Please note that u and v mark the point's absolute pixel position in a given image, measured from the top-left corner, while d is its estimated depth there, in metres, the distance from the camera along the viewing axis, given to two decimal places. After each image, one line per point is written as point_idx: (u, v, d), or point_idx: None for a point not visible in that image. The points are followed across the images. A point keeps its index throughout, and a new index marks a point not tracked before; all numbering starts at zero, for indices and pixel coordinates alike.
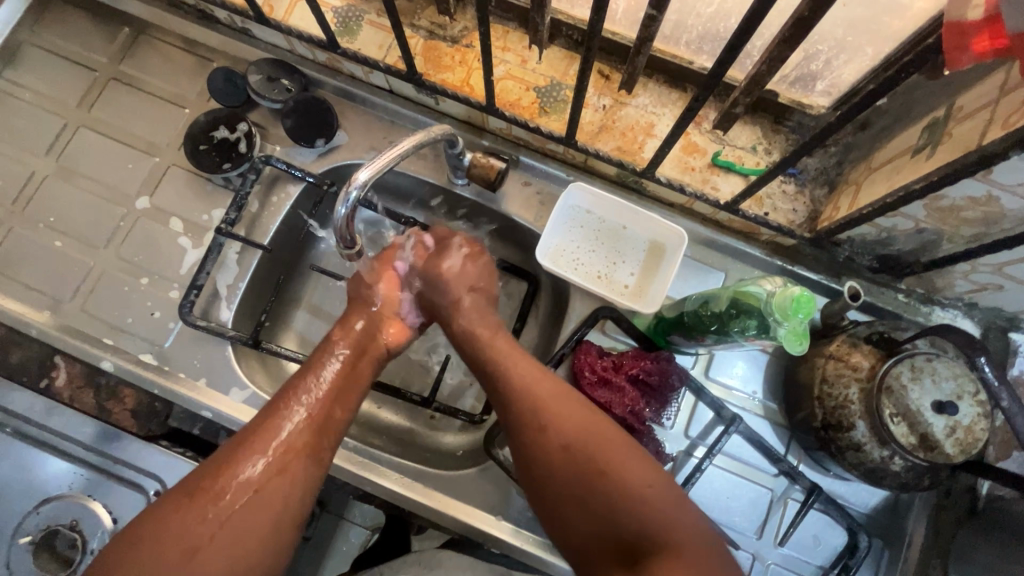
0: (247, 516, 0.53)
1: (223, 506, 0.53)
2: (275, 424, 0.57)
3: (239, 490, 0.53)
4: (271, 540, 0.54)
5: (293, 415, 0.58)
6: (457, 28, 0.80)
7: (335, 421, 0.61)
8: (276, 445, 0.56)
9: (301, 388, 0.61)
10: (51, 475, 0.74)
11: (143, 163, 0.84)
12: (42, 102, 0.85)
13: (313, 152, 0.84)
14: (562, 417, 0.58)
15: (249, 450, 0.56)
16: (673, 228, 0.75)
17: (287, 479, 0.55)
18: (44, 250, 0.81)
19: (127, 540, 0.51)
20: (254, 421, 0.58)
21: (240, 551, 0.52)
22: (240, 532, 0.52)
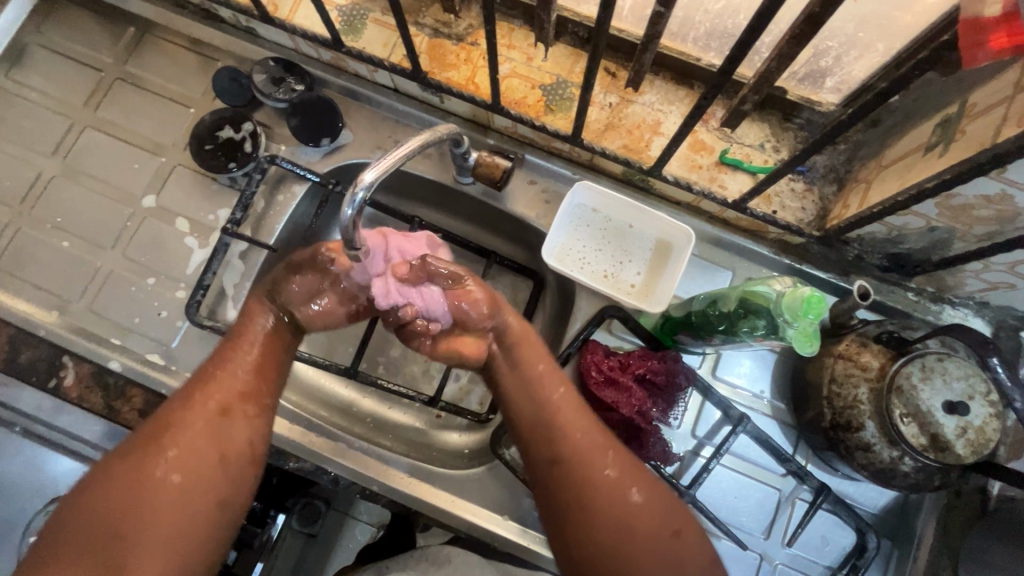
0: (176, 498, 0.57)
1: (152, 492, 0.56)
2: (204, 384, 0.61)
3: (174, 442, 0.58)
4: (202, 486, 0.58)
5: (211, 391, 0.61)
6: (462, 25, 0.79)
7: (259, 377, 0.63)
8: (193, 406, 0.60)
9: (225, 353, 0.64)
10: (62, 474, 0.77)
11: (149, 163, 0.84)
12: (48, 103, 0.85)
13: (318, 151, 0.84)
14: (606, 474, 0.60)
15: (166, 431, 0.59)
16: (680, 228, 0.75)
17: (201, 433, 0.59)
18: (52, 251, 0.81)
19: (81, 490, 0.57)
20: (179, 398, 0.61)
21: (182, 495, 0.57)
22: (178, 483, 0.57)
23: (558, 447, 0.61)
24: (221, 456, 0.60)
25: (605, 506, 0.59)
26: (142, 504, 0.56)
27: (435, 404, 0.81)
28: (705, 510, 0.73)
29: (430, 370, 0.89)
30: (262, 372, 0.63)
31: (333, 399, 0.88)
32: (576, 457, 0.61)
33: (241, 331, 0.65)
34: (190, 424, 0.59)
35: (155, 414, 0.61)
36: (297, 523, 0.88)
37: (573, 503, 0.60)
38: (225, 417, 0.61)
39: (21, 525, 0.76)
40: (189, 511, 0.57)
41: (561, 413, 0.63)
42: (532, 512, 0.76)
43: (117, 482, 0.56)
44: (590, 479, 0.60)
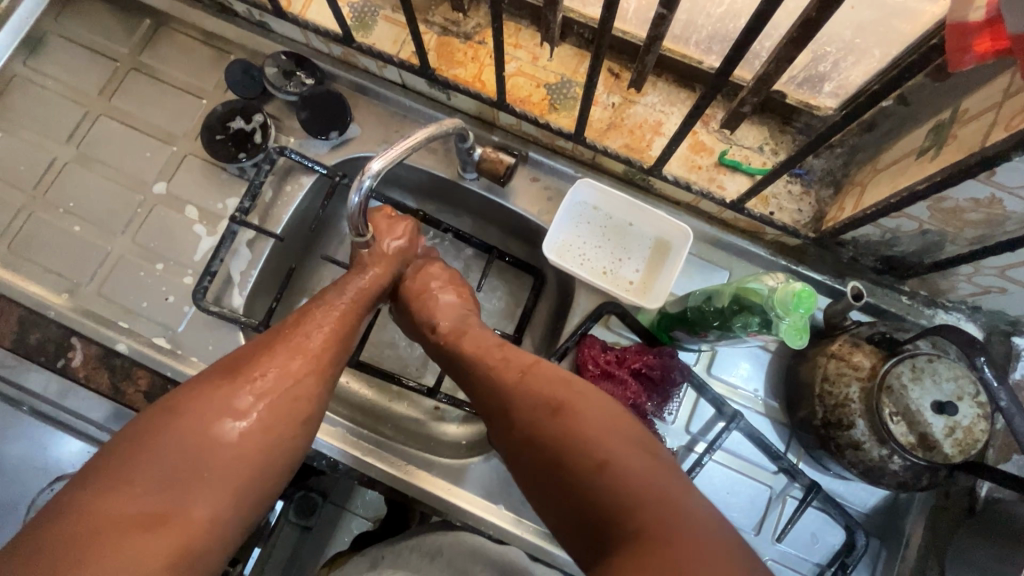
0: (257, 433, 0.55)
1: (235, 424, 0.55)
2: (298, 327, 0.62)
3: (264, 375, 0.57)
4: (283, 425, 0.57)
5: (306, 330, 0.62)
6: (471, 24, 0.81)
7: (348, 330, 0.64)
8: (287, 342, 0.61)
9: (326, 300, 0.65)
10: (66, 454, 0.81)
11: (161, 152, 0.86)
12: (64, 90, 0.87)
13: (326, 144, 0.86)
14: (530, 396, 0.57)
15: (257, 366, 0.58)
16: (678, 226, 0.77)
17: (290, 370, 0.59)
18: (63, 235, 0.83)
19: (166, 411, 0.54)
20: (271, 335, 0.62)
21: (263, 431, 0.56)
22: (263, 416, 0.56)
23: (484, 383, 0.62)
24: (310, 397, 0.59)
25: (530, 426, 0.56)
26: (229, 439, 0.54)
27: (435, 396, 0.81)
28: None
29: (430, 361, 0.91)
30: (342, 330, 0.64)
31: (334, 388, 0.90)
32: (511, 387, 0.59)
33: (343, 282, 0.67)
34: (278, 359, 0.59)
35: (247, 349, 0.61)
36: (293, 515, 0.89)
37: (508, 431, 0.58)
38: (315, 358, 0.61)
39: (26, 497, 0.81)
40: (259, 456, 0.55)
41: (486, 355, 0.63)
42: (527, 503, 0.77)
43: (206, 407, 0.55)
44: (516, 406, 0.58)
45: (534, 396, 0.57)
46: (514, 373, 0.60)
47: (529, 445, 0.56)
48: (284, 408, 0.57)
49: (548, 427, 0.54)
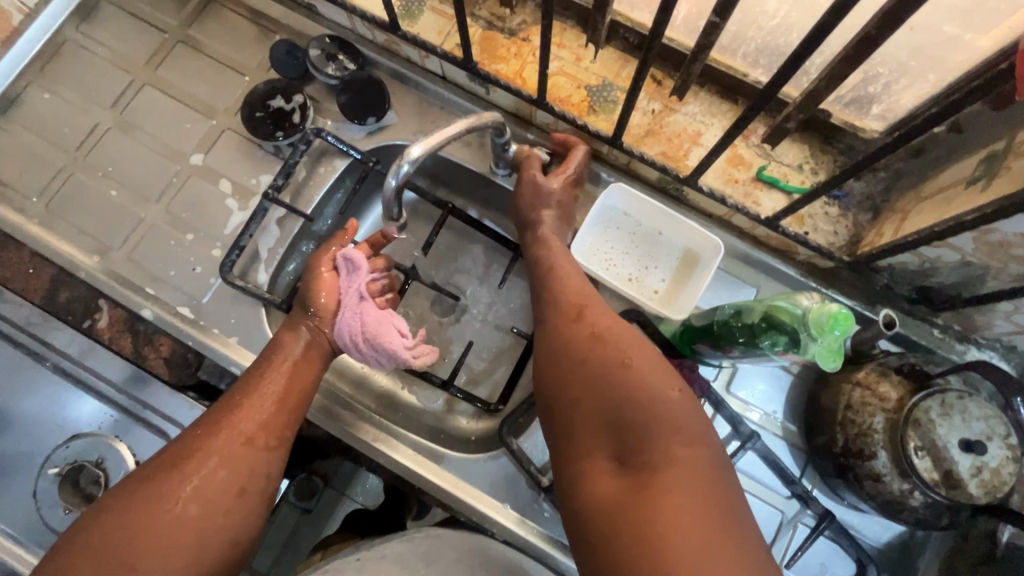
0: (189, 522, 0.59)
1: (170, 516, 0.59)
2: (236, 408, 0.66)
3: (201, 461, 0.62)
4: (226, 510, 0.61)
5: (249, 412, 0.66)
6: (516, 21, 0.81)
7: (286, 412, 0.68)
8: (227, 426, 0.65)
9: (259, 379, 0.69)
10: (84, 414, 0.79)
11: (200, 125, 0.87)
12: (112, 57, 0.89)
13: (362, 129, 0.86)
14: (593, 334, 0.59)
15: (193, 455, 0.62)
16: (709, 239, 0.76)
17: (229, 457, 0.63)
18: (100, 199, 0.85)
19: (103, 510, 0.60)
20: (212, 417, 0.66)
21: (198, 520, 0.60)
22: (200, 502, 0.60)
23: (550, 313, 0.65)
24: (249, 477, 0.64)
25: (573, 365, 0.58)
26: (161, 531, 0.58)
27: (448, 388, 0.81)
28: None
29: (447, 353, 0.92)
30: (281, 406, 0.68)
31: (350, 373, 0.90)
32: (579, 322, 0.61)
33: (274, 358, 0.71)
34: (215, 446, 0.63)
35: (185, 435, 0.65)
36: (293, 497, 0.90)
37: (554, 359, 0.60)
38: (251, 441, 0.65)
39: (38, 459, 0.77)
40: (198, 539, 0.59)
41: (559, 294, 0.65)
42: (532, 503, 0.76)
43: (137, 504, 0.59)
44: (571, 341, 0.60)
45: (588, 337, 0.59)
46: (581, 311, 0.62)
47: (578, 394, 0.56)
48: (220, 493, 0.61)
49: (605, 372, 0.55)
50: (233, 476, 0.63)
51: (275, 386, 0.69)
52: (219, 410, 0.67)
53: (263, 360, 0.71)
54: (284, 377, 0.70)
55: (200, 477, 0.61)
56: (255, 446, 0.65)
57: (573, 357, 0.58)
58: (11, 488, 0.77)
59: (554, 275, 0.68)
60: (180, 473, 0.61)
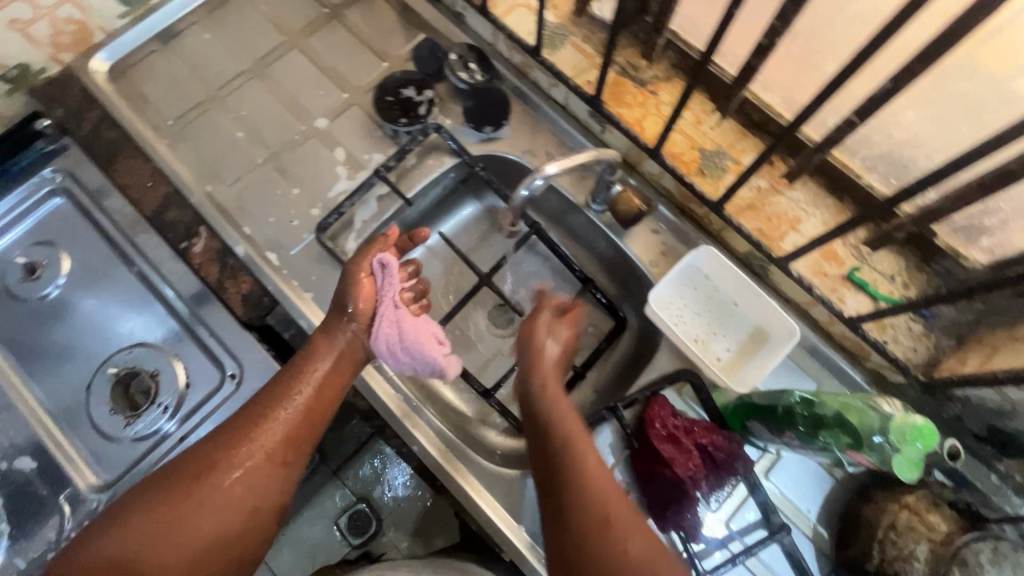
0: (203, 538, 0.62)
1: (186, 532, 0.61)
2: (257, 422, 0.67)
3: (221, 479, 0.64)
4: (243, 527, 0.64)
5: (273, 426, 0.67)
6: (649, 73, 0.84)
7: (305, 431, 0.69)
8: (248, 441, 0.66)
9: (285, 392, 0.70)
10: (152, 326, 0.84)
11: (332, 94, 0.93)
12: (273, 17, 0.97)
13: (477, 135, 0.91)
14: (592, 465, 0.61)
15: (212, 468, 0.64)
16: (784, 323, 0.77)
17: (248, 474, 0.65)
18: (226, 137, 0.91)
19: (122, 514, 0.62)
20: (235, 427, 0.67)
21: (213, 535, 0.62)
22: (218, 517, 0.63)
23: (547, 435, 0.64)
24: (267, 494, 0.66)
25: (568, 489, 0.59)
26: (177, 544, 0.61)
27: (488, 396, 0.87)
28: None
29: (496, 364, 0.94)
30: (307, 415, 0.69)
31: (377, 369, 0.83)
32: (577, 449, 0.62)
33: (304, 365, 0.71)
34: (238, 459, 0.65)
35: (204, 442, 0.67)
36: None
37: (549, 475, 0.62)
38: (272, 457, 0.66)
39: (99, 356, 0.83)
40: (212, 556, 0.62)
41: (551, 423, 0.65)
42: None
43: (155, 515, 0.62)
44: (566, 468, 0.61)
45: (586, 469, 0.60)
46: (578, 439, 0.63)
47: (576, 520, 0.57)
48: (237, 509, 0.64)
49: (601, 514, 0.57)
50: (250, 494, 0.65)
51: (306, 393, 0.70)
52: (241, 420, 0.68)
53: (292, 368, 0.71)
54: (310, 392, 0.70)
55: (219, 491, 0.64)
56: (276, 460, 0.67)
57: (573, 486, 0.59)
58: (68, 379, 0.82)
59: (542, 397, 0.68)
60: (199, 486, 0.64)
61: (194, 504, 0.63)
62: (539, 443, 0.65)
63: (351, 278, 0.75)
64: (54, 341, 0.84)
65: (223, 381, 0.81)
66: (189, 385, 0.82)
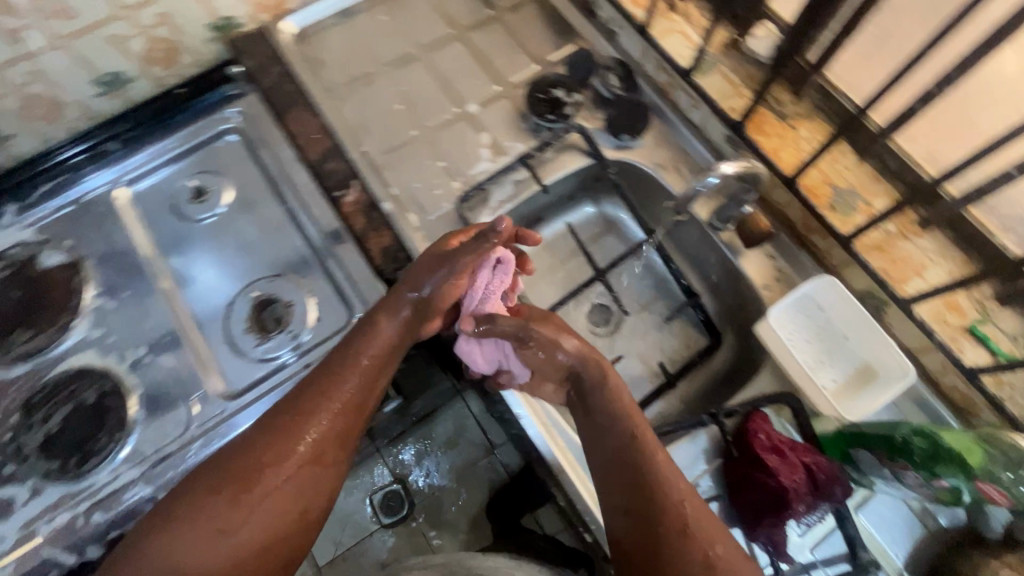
0: (255, 544, 0.64)
1: (237, 539, 0.63)
2: (299, 429, 0.67)
3: (268, 486, 0.65)
4: (292, 528, 0.66)
5: (312, 431, 0.68)
6: (792, 109, 0.90)
7: (346, 434, 0.70)
8: (293, 445, 0.67)
9: (323, 398, 0.69)
10: (293, 262, 0.92)
11: (485, 84, 1.01)
12: (441, 9, 1.07)
13: (613, 142, 0.97)
14: (682, 503, 0.65)
15: (261, 474, 0.65)
16: (897, 363, 0.78)
17: (292, 479, 0.66)
18: (386, 107, 1.00)
19: (178, 512, 0.63)
20: (285, 422, 0.68)
21: (271, 536, 0.65)
22: (273, 519, 0.65)
23: (633, 473, 0.67)
24: (313, 494, 0.68)
25: (668, 520, 0.64)
26: (232, 550, 0.63)
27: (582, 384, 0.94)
28: None
29: None
30: (349, 411, 0.70)
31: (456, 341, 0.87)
32: (671, 486, 0.66)
33: (345, 365, 0.70)
34: (282, 464, 0.66)
35: (252, 436, 0.68)
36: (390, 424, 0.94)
37: (642, 508, 0.65)
38: (317, 460, 0.68)
39: (243, 278, 0.91)
40: (267, 556, 0.65)
41: (634, 463, 0.67)
42: None
43: (205, 522, 0.63)
44: (659, 507, 0.65)
45: (678, 512, 0.64)
46: (669, 471, 0.67)
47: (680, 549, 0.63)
48: (286, 512, 0.66)
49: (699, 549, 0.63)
50: (297, 497, 0.67)
51: (350, 388, 0.69)
52: (281, 424, 0.68)
53: (327, 373, 0.70)
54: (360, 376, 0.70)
55: (267, 501, 0.65)
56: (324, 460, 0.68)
57: (671, 522, 0.64)
58: (211, 295, 0.89)
59: (618, 409, 0.70)
60: (248, 497, 0.64)
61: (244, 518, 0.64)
62: (623, 475, 0.67)
63: (424, 261, 0.73)
64: (204, 257, 0.92)
65: (349, 322, 0.88)
66: (317, 320, 0.88)
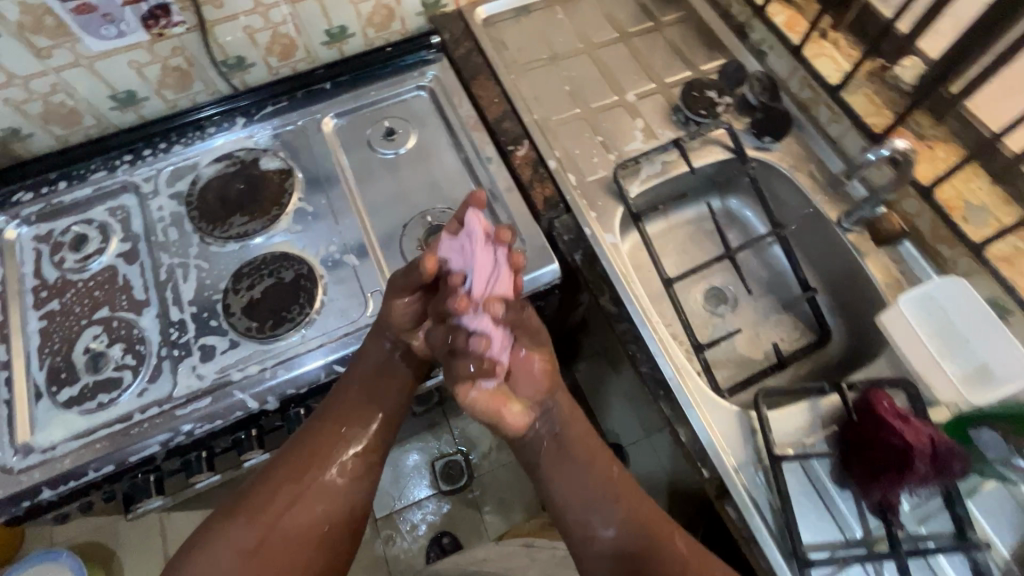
0: (319, 515, 0.77)
1: (304, 513, 0.76)
2: (349, 426, 0.82)
3: (323, 473, 0.78)
4: (348, 504, 0.79)
5: (363, 426, 0.82)
6: (930, 132, 1.00)
7: (389, 428, 0.85)
8: (332, 455, 0.80)
9: (356, 418, 0.82)
10: (463, 199, 1.05)
11: (643, 80, 1.15)
12: (611, 15, 1.23)
13: (754, 142, 1.08)
14: (658, 531, 0.79)
15: (309, 473, 0.78)
16: (1022, 364, 0.83)
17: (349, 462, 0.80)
18: (556, 86, 1.15)
19: (215, 530, 0.74)
20: (302, 459, 0.79)
21: (325, 519, 0.77)
22: (318, 513, 0.77)
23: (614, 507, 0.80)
24: (364, 478, 0.81)
25: (653, 552, 0.77)
26: (294, 529, 0.75)
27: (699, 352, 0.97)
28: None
29: (708, 330, 1.07)
30: (387, 414, 0.84)
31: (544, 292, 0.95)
32: (643, 518, 0.79)
33: (357, 410, 0.83)
34: (327, 465, 0.79)
35: (270, 472, 0.79)
36: None
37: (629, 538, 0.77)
38: (364, 452, 0.82)
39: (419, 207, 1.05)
40: (328, 530, 0.77)
41: (613, 493, 0.81)
42: (750, 462, 0.84)
43: (271, 503, 0.76)
44: (642, 537, 0.77)
45: (655, 541, 0.78)
46: (640, 508, 0.80)
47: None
48: (342, 495, 0.79)
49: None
50: (348, 483, 0.80)
51: (386, 398, 0.84)
52: (308, 448, 0.80)
53: (332, 427, 0.82)
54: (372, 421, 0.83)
55: (295, 511, 0.76)
56: (367, 463, 0.82)
57: (654, 552, 0.76)
58: (391, 215, 1.04)
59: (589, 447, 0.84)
60: (300, 484, 0.77)
61: (268, 529, 0.74)
62: (602, 502, 0.80)
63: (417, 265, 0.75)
64: (389, 185, 1.07)
65: None
66: None
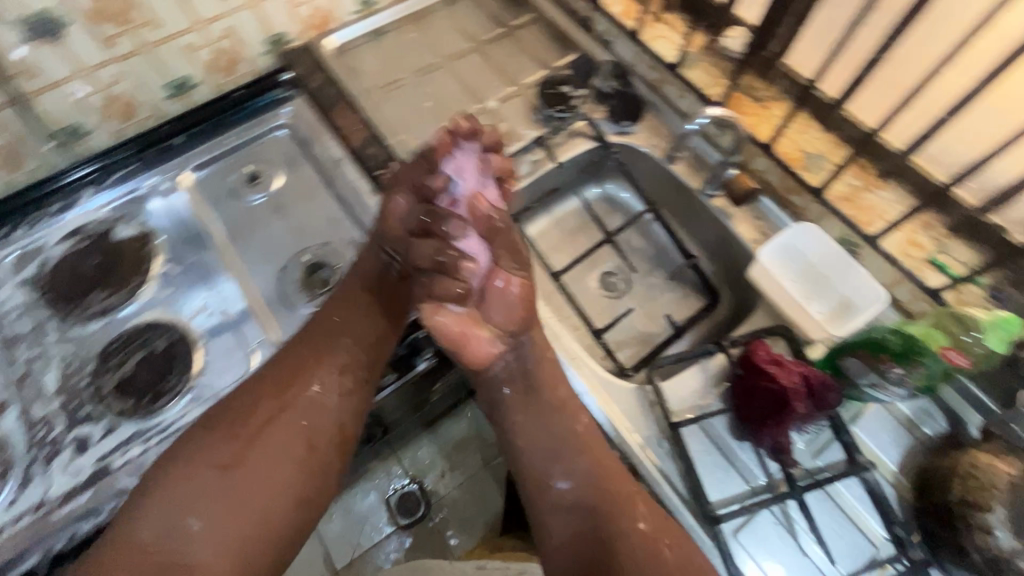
0: (284, 443, 0.79)
1: (269, 440, 0.79)
2: (327, 350, 0.83)
3: (295, 399, 0.80)
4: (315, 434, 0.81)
5: (339, 351, 0.83)
6: (764, 94, 1.07)
7: (371, 352, 0.85)
8: (307, 377, 0.81)
9: (334, 341, 0.83)
10: (339, 233, 1.07)
11: (501, 85, 1.18)
12: (460, 27, 1.25)
13: (614, 128, 1.12)
14: (625, 482, 0.83)
15: (280, 397, 0.80)
16: (874, 291, 0.89)
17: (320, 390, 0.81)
18: (416, 104, 1.15)
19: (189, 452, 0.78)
20: (279, 380, 0.82)
21: (288, 454, 0.79)
22: (284, 441, 0.79)
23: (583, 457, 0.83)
24: (336, 409, 0.82)
25: (613, 498, 0.81)
26: (260, 453, 0.78)
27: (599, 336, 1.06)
28: (807, 509, 0.80)
29: (605, 314, 1.10)
30: (369, 339, 0.84)
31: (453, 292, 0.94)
32: (607, 472, 0.82)
33: (347, 327, 0.84)
34: (303, 388, 0.81)
35: (251, 392, 0.82)
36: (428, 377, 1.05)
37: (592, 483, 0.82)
38: (338, 379, 0.82)
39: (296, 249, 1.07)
40: (290, 464, 0.79)
41: (588, 446, 0.83)
42: (654, 436, 0.86)
43: (241, 425, 0.79)
44: (604, 488, 0.82)
45: (614, 501, 0.81)
46: (604, 465, 0.83)
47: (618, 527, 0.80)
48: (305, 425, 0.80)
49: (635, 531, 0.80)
50: (319, 410, 0.81)
51: (363, 324, 0.84)
52: (290, 365, 0.83)
53: (320, 345, 0.83)
54: (359, 347, 0.84)
55: (275, 426, 0.79)
56: (354, 380, 0.84)
57: (606, 500, 0.81)
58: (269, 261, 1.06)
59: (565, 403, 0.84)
60: (281, 399, 0.81)
61: (245, 449, 0.78)
62: (571, 452, 0.83)
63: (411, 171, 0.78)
64: (263, 233, 1.08)
65: None
66: None
